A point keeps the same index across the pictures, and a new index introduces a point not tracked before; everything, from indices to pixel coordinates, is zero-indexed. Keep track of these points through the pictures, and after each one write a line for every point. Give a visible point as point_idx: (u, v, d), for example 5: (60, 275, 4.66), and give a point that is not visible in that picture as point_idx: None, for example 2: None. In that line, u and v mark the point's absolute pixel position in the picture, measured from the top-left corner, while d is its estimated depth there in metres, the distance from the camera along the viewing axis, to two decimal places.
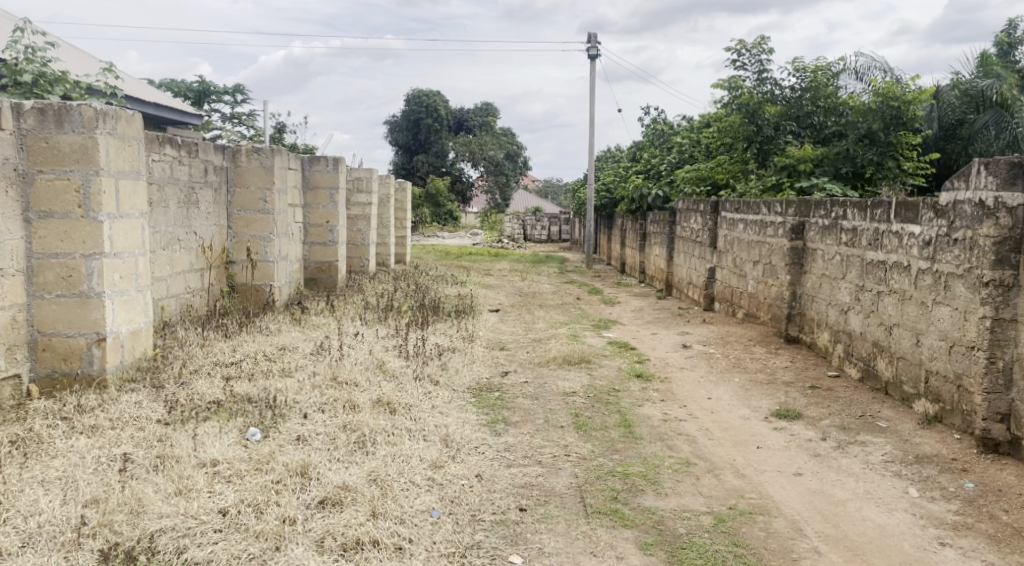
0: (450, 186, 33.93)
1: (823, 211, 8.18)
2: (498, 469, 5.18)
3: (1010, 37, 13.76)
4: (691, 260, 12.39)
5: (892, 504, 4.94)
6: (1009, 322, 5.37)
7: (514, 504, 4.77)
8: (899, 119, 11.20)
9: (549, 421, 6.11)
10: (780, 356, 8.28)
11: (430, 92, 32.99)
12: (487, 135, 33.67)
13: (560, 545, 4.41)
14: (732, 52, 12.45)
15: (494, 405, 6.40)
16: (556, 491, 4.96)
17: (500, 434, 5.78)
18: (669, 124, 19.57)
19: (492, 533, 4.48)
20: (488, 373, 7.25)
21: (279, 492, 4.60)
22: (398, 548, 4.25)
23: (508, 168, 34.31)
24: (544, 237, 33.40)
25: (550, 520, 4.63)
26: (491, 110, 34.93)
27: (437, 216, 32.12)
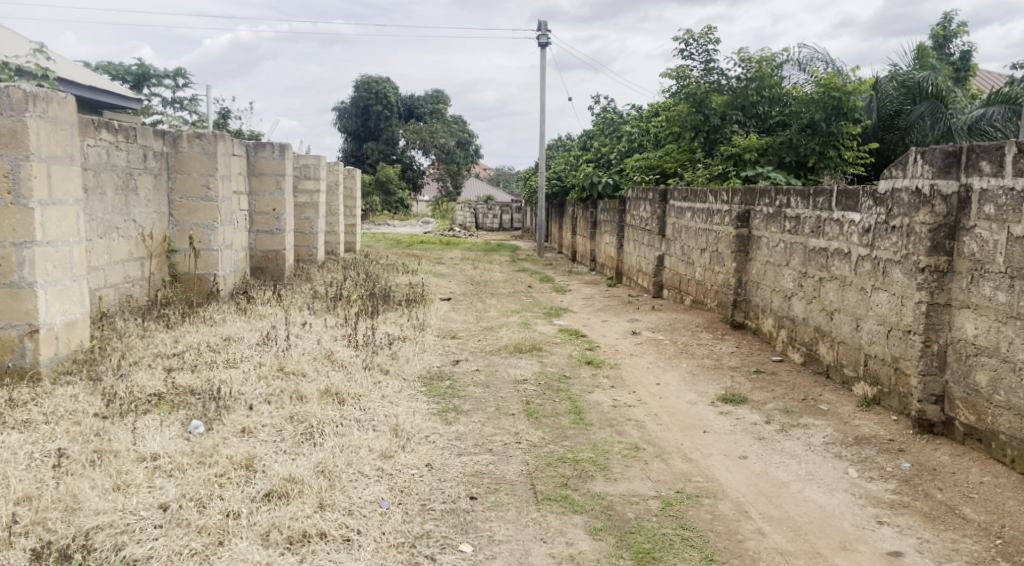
0: (401, 174, 33.75)
1: (768, 199, 8.33)
2: (450, 457, 5.20)
3: (946, 30, 14.02)
4: (640, 247, 12.53)
5: (833, 484, 5.07)
6: (944, 306, 5.52)
7: (465, 493, 4.79)
8: (840, 110, 11.40)
9: (500, 409, 6.14)
10: (726, 341, 8.42)
11: (379, 78, 32.56)
12: (438, 123, 33.53)
13: (510, 533, 4.44)
14: (679, 41, 12.58)
15: (444, 393, 6.41)
16: (506, 479, 4.99)
17: (451, 423, 5.78)
18: (619, 113, 19.69)
19: (442, 522, 4.49)
20: (439, 362, 7.25)
21: (223, 486, 4.56)
22: (346, 540, 4.24)
23: (460, 156, 34.24)
24: (496, 226, 33.45)
25: (500, 508, 4.66)
26: (441, 97, 34.77)
27: (387, 204, 31.95)
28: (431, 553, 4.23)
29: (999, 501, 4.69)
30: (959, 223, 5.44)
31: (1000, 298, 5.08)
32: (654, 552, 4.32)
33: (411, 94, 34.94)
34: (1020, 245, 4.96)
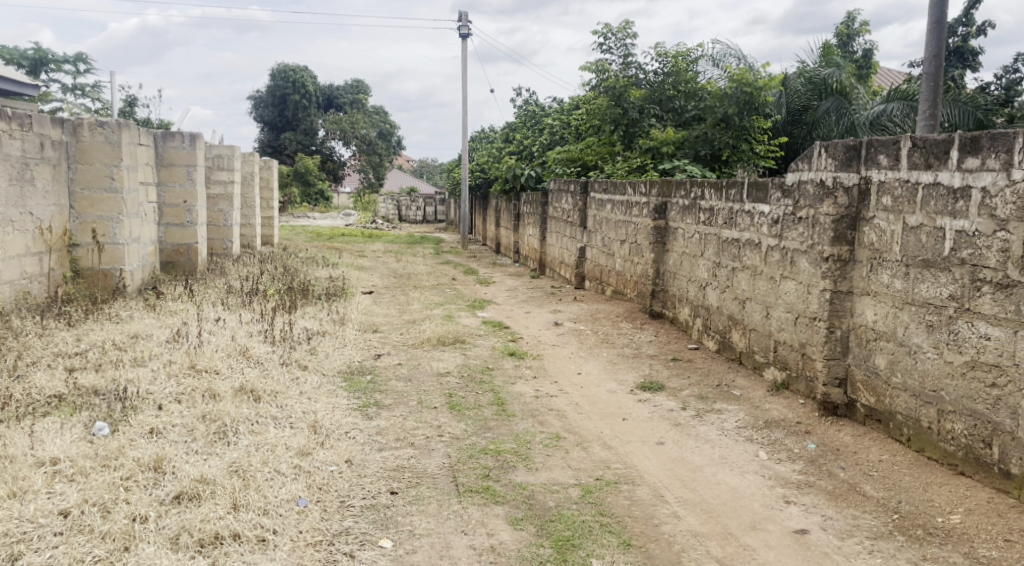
0: (320, 165, 33.33)
1: (683, 191, 8.52)
2: (370, 453, 5.20)
3: (850, 29, 14.52)
4: (562, 239, 12.68)
5: (744, 467, 5.25)
6: (846, 294, 5.75)
7: (385, 488, 4.80)
8: (752, 105, 11.72)
9: (422, 402, 6.16)
10: (645, 331, 8.60)
11: (296, 67, 32.07)
12: (358, 113, 33.23)
13: (430, 526, 4.46)
14: (598, 35, 12.73)
15: (365, 388, 6.39)
16: (428, 472, 5.02)
17: (372, 418, 5.78)
18: (541, 106, 19.84)
19: (361, 518, 4.49)
20: (360, 356, 7.23)
21: (129, 490, 4.47)
22: (261, 540, 4.21)
23: (381, 148, 33.97)
24: (420, 218, 33.38)
25: (420, 502, 4.69)
26: (362, 87, 34.46)
27: (307, 195, 31.50)
28: (349, 550, 4.22)
29: (896, 478, 4.89)
30: (860, 214, 5.64)
31: (897, 285, 5.26)
32: (573, 539, 4.40)
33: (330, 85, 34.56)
34: (914, 234, 5.12)
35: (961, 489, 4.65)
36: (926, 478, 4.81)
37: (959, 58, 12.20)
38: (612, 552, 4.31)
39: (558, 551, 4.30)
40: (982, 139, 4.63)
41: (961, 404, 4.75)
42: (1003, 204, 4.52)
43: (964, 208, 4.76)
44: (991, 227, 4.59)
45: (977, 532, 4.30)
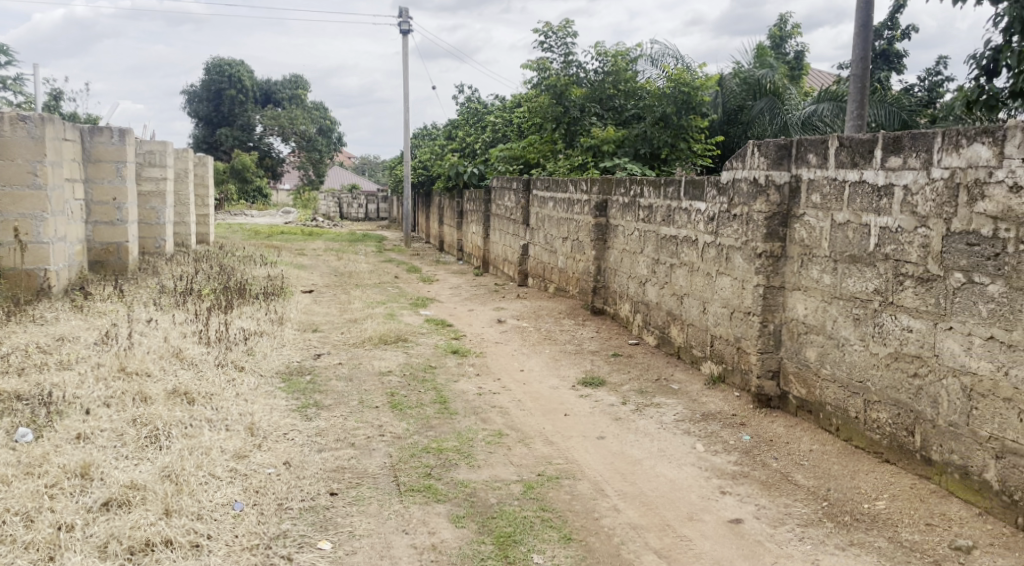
0: (258, 161, 32.88)
1: (623, 189, 8.65)
2: (309, 454, 5.19)
3: (782, 31, 14.87)
4: (505, 236, 12.75)
5: (682, 459, 5.38)
6: (778, 289, 5.93)
7: (324, 489, 4.79)
8: (689, 104, 11.93)
9: (363, 402, 6.16)
10: (587, 326, 8.73)
11: (233, 62, 31.88)
12: (297, 109, 32.99)
13: (371, 527, 4.47)
14: (539, 34, 12.82)
15: (305, 388, 6.38)
16: (368, 472, 5.03)
17: (312, 419, 5.76)
18: (483, 103, 19.88)
19: (299, 521, 4.48)
20: (299, 356, 7.20)
21: (54, 498, 4.40)
22: (195, 545, 4.17)
23: (321, 144, 33.47)
24: (362, 216, 33.07)
25: (361, 502, 4.69)
26: (300, 83, 34.13)
27: (244, 192, 31.09)
28: (287, 552, 4.21)
29: (825, 467, 5.05)
30: (791, 211, 5.81)
31: (826, 280, 5.44)
32: (514, 535, 4.44)
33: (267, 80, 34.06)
34: (842, 231, 5.27)
35: (885, 476, 4.80)
36: (854, 467, 4.97)
37: (885, 61, 12.62)
38: (552, 547, 4.36)
39: (499, 547, 4.34)
40: (903, 139, 4.74)
41: (886, 394, 4.90)
42: (924, 201, 4.61)
43: (887, 205, 4.87)
44: (912, 224, 4.69)
45: (901, 517, 4.41)
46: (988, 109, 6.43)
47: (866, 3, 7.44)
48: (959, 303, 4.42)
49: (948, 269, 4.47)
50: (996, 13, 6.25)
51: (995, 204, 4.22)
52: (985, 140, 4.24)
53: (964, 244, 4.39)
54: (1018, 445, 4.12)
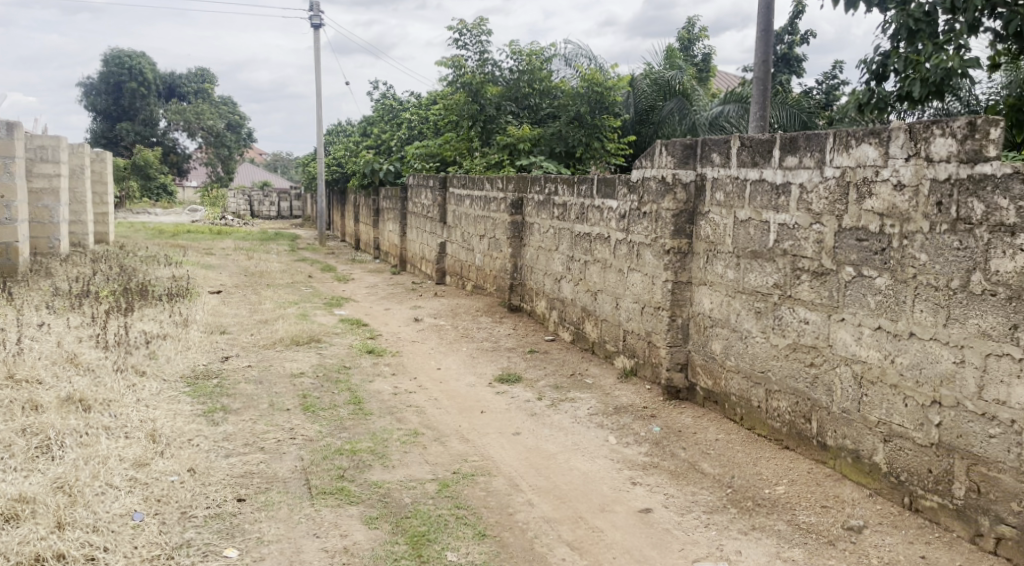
0: (162, 157, 32.03)
1: (538, 187, 8.76)
2: (215, 460, 5.12)
3: (690, 34, 15.23)
4: (421, 234, 12.76)
5: (595, 452, 5.50)
6: (685, 284, 6.11)
7: (231, 495, 4.73)
8: (603, 104, 12.06)
9: (273, 405, 6.10)
10: (504, 323, 8.83)
11: (131, 53, 30.58)
12: (204, 104, 32.23)
13: (280, 532, 4.42)
14: (453, 31, 12.84)
15: (211, 392, 6.28)
16: (278, 477, 4.99)
17: (219, 423, 5.69)
18: (398, 100, 19.80)
19: (204, 529, 4.41)
20: (206, 359, 7.08)
21: None
22: (91, 559, 4.07)
23: (230, 139, 32.89)
24: (273, 212, 32.80)
25: (270, 507, 4.64)
26: (206, 76, 33.55)
27: (147, 189, 30.22)
28: (191, 562, 4.13)
29: (730, 455, 5.24)
30: (697, 209, 6.01)
31: (729, 275, 5.64)
32: (428, 534, 4.43)
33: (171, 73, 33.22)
34: (744, 228, 5.48)
35: (785, 462, 5.02)
36: (757, 454, 5.18)
37: (786, 65, 13.06)
38: (466, 544, 4.36)
39: (413, 546, 4.32)
40: (799, 140, 4.95)
41: (785, 384, 5.12)
42: (818, 199, 4.83)
43: (785, 203, 5.08)
44: (808, 221, 4.91)
45: (798, 500, 4.61)
46: (878, 111, 6.75)
47: (766, 7, 7.73)
48: (850, 296, 4.64)
49: (840, 264, 4.69)
50: (884, 20, 6.55)
51: (881, 202, 4.43)
52: (872, 141, 4.46)
53: (854, 240, 4.60)
54: (904, 429, 4.35)
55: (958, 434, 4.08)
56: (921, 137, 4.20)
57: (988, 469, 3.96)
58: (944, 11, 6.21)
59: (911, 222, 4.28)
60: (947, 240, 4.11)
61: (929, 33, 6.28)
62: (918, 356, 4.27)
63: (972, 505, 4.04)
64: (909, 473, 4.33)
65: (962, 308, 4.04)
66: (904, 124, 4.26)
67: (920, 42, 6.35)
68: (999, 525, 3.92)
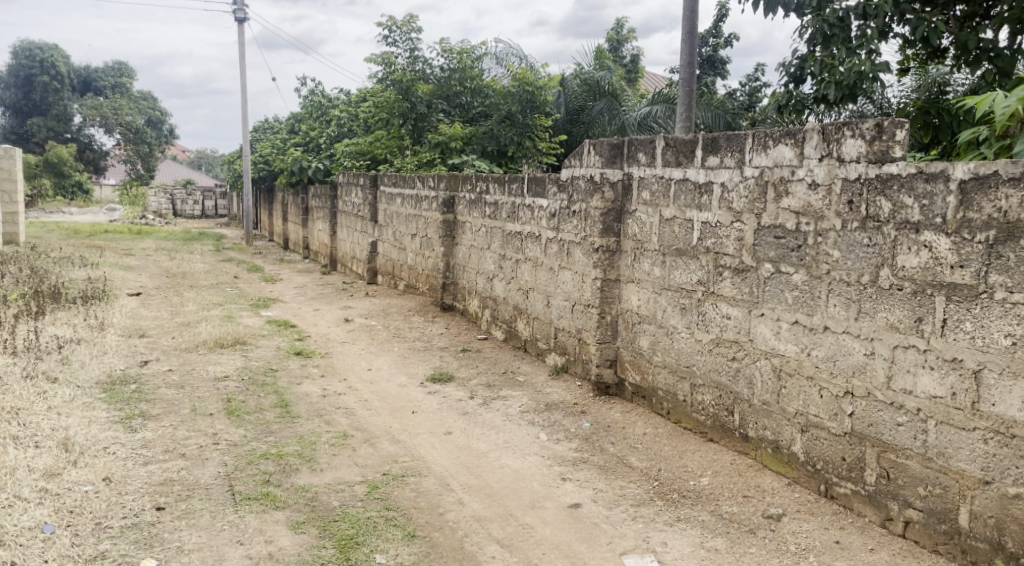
0: (78, 153, 31.08)
1: (470, 186, 8.78)
2: (133, 469, 5.02)
3: (618, 35, 15.44)
4: (352, 234, 12.67)
5: (526, 449, 5.56)
6: (614, 282, 6.21)
7: (150, 504, 4.64)
8: (534, 103, 12.11)
9: (196, 410, 6.01)
10: (436, 323, 8.84)
11: (45, 46, 29.86)
12: (122, 99, 31.32)
13: (202, 540, 4.35)
14: (382, 28, 12.80)
15: (129, 398, 6.15)
16: (200, 484, 4.91)
17: (137, 430, 5.58)
18: (326, 97, 19.62)
19: (120, 539, 4.32)
20: (123, 364, 6.92)
21: None
22: None
23: (150, 136, 32.10)
24: (197, 212, 32.15)
25: (191, 515, 4.57)
26: (124, 70, 32.75)
27: (61, 187, 29.24)
28: None
29: (657, 448, 5.36)
30: (624, 207, 6.11)
31: (656, 272, 5.76)
32: (356, 537, 4.41)
33: (86, 66, 32.36)
34: (669, 226, 5.60)
35: (709, 454, 5.15)
36: (682, 447, 5.31)
37: (711, 67, 13.35)
38: (395, 545, 4.36)
39: (340, 550, 4.30)
40: (720, 140, 5.09)
41: (709, 378, 5.26)
42: (738, 198, 4.97)
43: (708, 202, 5.22)
44: (729, 219, 5.05)
45: (721, 492, 4.74)
46: (796, 113, 6.98)
47: (690, 10, 7.90)
48: (769, 292, 4.79)
49: (759, 260, 4.84)
50: (800, 25, 6.77)
51: (797, 201, 4.59)
52: (788, 142, 4.62)
53: (773, 237, 4.76)
54: (819, 419, 4.51)
55: (870, 423, 4.25)
56: (833, 138, 4.36)
57: (896, 456, 4.13)
58: (856, 17, 6.45)
59: (825, 220, 4.44)
60: (858, 237, 4.27)
61: (843, 37, 6.50)
62: (832, 348, 4.43)
63: (882, 490, 4.21)
64: (824, 462, 4.50)
65: (873, 301, 4.21)
66: (818, 126, 4.42)
67: (835, 46, 6.55)
68: (907, 509, 4.10)
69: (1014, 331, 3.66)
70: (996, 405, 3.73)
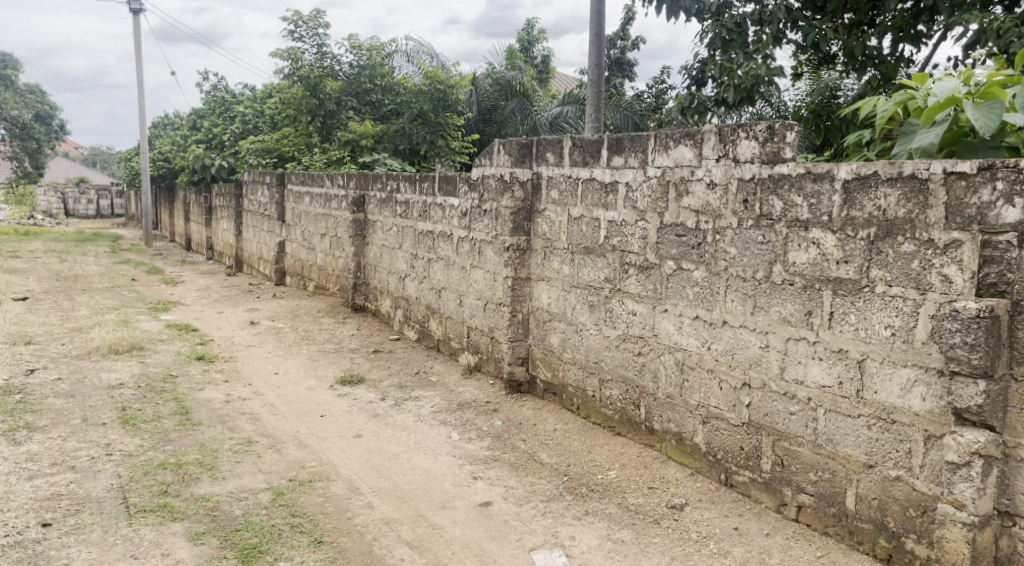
0: None
1: (379, 184, 8.72)
2: (19, 484, 4.83)
3: (529, 35, 15.55)
4: (259, 234, 12.42)
5: (437, 450, 5.55)
6: (525, 280, 6.25)
7: (36, 521, 4.47)
8: (446, 102, 12.16)
9: (88, 420, 5.81)
10: (347, 324, 8.75)
11: None
12: (7, 93, 29.85)
13: (93, 556, 4.20)
14: (288, 22, 12.58)
15: (14, 410, 5.91)
16: (91, 497, 4.75)
17: (22, 443, 5.37)
18: (230, 94, 19.22)
19: (3, 559, 4.15)
20: (9, 374, 6.64)
21: None
22: None
23: (38, 131, 30.79)
24: (91, 211, 31.06)
25: (81, 531, 4.41)
26: (8, 62, 31.39)
27: None
28: None
29: (567, 444, 5.42)
30: (533, 207, 6.16)
31: (565, 270, 5.83)
32: (259, 546, 4.33)
33: None
34: (577, 225, 5.67)
35: (617, 447, 5.25)
36: (591, 441, 5.39)
37: (620, 69, 13.57)
38: (300, 552, 4.30)
39: (241, 560, 4.22)
40: (624, 141, 5.18)
41: (617, 373, 5.36)
42: (642, 197, 5.07)
43: (613, 201, 5.31)
44: (634, 217, 5.15)
45: (628, 484, 4.83)
46: (698, 115, 7.17)
47: (597, 13, 8.01)
48: (672, 288, 4.90)
49: (662, 258, 4.95)
50: (701, 29, 6.96)
51: (696, 200, 4.71)
52: (687, 143, 4.74)
53: (674, 235, 4.87)
54: (719, 411, 4.64)
55: (765, 412, 4.39)
56: (729, 139, 4.50)
57: (790, 443, 4.28)
58: (753, 23, 6.67)
59: (723, 219, 4.57)
60: (752, 235, 4.41)
61: (741, 42, 6.71)
62: (731, 342, 4.56)
63: (777, 477, 4.36)
64: (724, 451, 4.63)
65: (767, 296, 4.35)
66: (715, 127, 4.55)
67: (733, 51, 6.76)
68: (800, 494, 4.25)
69: (893, 322, 3.83)
70: (878, 393, 3.90)
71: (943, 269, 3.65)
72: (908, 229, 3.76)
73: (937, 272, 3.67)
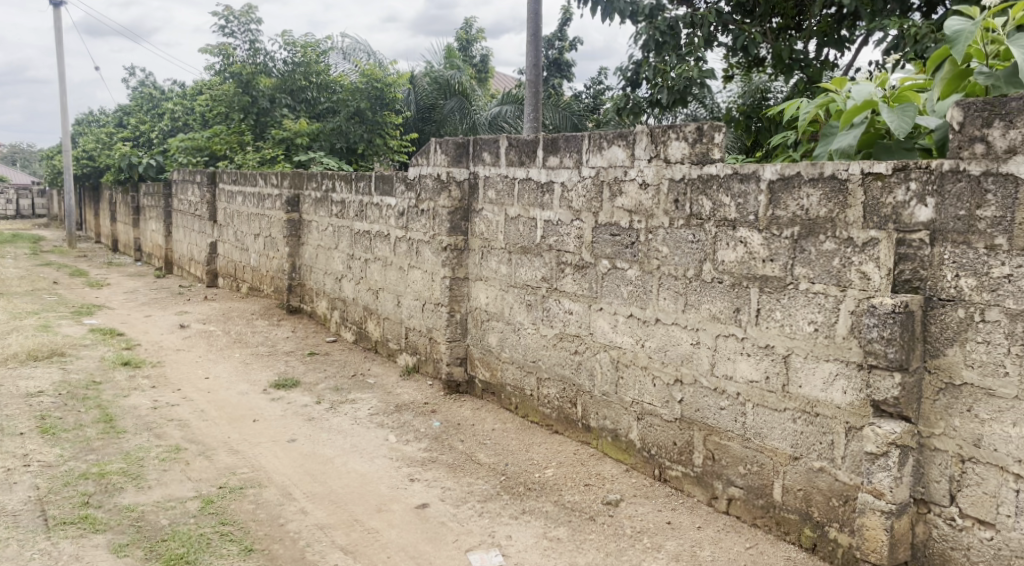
0: None
1: (314, 184, 8.60)
2: None
3: (468, 34, 15.49)
4: (190, 235, 12.14)
5: (374, 452, 5.49)
6: (463, 280, 6.21)
7: None
8: (383, 100, 11.95)
9: (5, 430, 5.60)
10: (281, 326, 8.60)
11: None
12: None
13: None
14: (218, 17, 12.32)
15: None
16: (8, 510, 4.58)
17: None
18: (158, 91, 18.82)
19: None
20: None
21: None
22: None
23: None
24: (13, 212, 30.09)
25: None
26: None
27: None
28: None
29: (505, 443, 5.41)
30: (471, 207, 6.13)
31: (502, 270, 5.81)
32: (186, 556, 4.22)
33: None
34: (514, 224, 5.66)
35: (554, 445, 5.25)
36: (529, 440, 5.38)
37: (558, 69, 13.59)
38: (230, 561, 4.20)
39: None
40: (559, 141, 5.18)
41: (554, 371, 5.36)
42: (577, 196, 5.08)
43: (549, 200, 5.30)
44: (569, 216, 5.15)
45: (564, 482, 4.83)
46: (633, 116, 7.21)
47: (534, 14, 8.01)
48: (607, 287, 4.91)
49: (597, 257, 4.96)
50: (636, 31, 7.01)
51: (629, 200, 4.73)
52: (620, 144, 4.76)
53: (609, 235, 4.88)
54: (653, 407, 4.68)
55: (697, 408, 4.43)
56: (660, 139, 4.53)
57: (720, 438, 4.33)
58: (685, 26, 6.73)
59: (654, 218, 4.59)
60: (683, 234, 4.45)
61: (673, 45, 6.77)
62: (663, 339, 4.60)
63: (709, 471, 4.41)
64: (658, 447, 4.66)
65: (697, 294, 4.39)
66: (647, 128, 4.57)
67: (666, 53, 6.82)
68: (730, 487, 4.30)
69: (816, 319, 3.89)
70: (802, 387, 3.96)
71: (862, 266, 3.71)
72: (829, 228, 3.83)
73: (856, 269, 3.74)
